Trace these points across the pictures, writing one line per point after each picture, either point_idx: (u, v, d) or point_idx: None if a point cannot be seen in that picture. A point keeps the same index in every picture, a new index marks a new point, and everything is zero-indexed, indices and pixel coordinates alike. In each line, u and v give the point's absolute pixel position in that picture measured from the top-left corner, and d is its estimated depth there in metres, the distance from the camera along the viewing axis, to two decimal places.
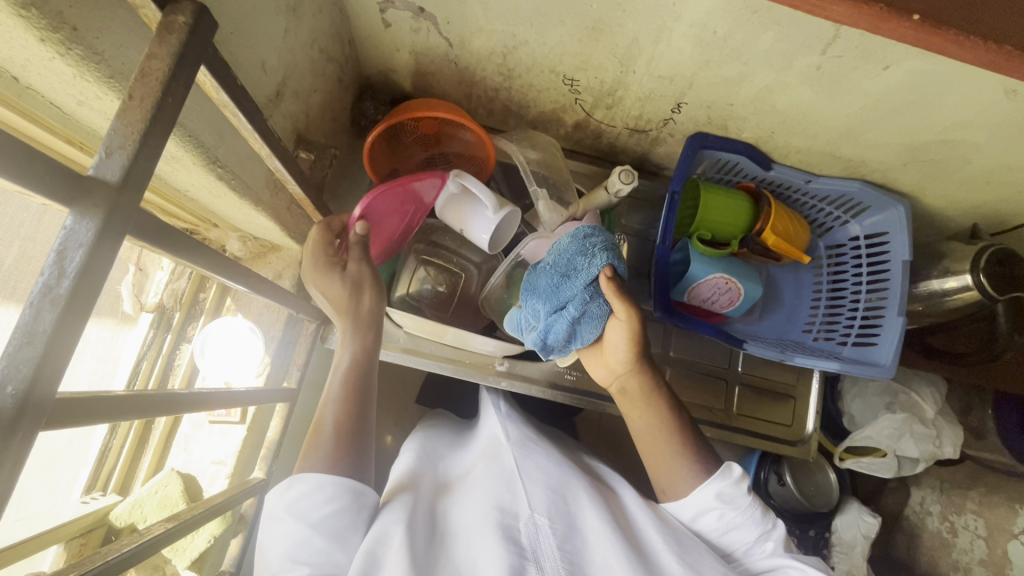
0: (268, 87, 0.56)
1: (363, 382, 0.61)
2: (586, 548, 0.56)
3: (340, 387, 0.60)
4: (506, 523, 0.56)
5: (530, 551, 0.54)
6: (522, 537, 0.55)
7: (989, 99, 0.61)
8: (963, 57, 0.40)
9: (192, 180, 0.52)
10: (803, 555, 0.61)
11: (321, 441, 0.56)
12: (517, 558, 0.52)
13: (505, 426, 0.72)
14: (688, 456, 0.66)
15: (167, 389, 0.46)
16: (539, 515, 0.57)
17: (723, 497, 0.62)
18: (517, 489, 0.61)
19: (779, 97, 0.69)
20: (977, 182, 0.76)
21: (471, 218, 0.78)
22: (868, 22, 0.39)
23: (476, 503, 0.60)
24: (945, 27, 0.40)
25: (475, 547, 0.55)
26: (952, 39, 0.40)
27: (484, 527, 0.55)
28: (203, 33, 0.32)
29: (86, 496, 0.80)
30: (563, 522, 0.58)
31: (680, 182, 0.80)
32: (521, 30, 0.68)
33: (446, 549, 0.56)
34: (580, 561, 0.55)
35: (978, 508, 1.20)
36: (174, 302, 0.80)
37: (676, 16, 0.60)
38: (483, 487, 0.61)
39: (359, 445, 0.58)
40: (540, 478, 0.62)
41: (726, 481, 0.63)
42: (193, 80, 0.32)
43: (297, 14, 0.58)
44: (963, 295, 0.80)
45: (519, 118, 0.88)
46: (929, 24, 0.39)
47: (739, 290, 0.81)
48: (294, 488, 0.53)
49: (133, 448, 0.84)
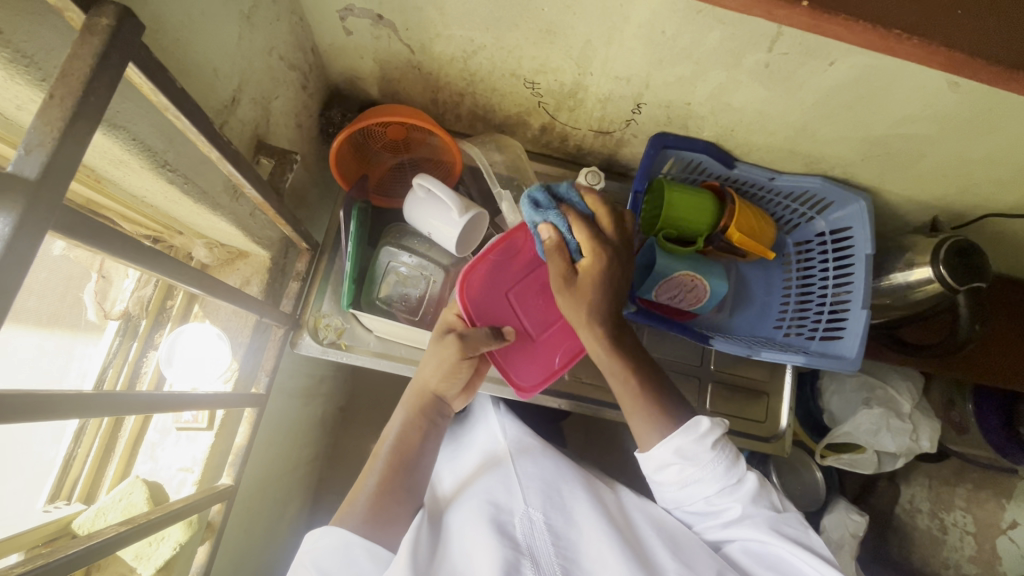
0: (222, 94, 0.56)
1: (408, 456, 0.69)
2: (579, 541, 0.64)
3: (388, 452, 0.69)
4: (499, 517, 0.64)
5: (524, 546, 0.62)
6: (517, 532, 0.63)
7: (934, 92, 0.62)
8: (852, 41, 0.42)
9: (145, 185, 0.53)
10: (770, 522, 0.63)
11: (359, 502, 0.64)
12: (512, 551, 0.60)
13: (504, 433, 0.80)
14: (655, 405, 0.68)
15: (72, 390, 0.45)
16: (534, 510, 0.66)
17: (684, 452, 0.64)
18: (514, 487, 0.69)
19: (734, 96, 0.70)
20: (933, 176, 0.77)
21: (436, 218, 0.79)
22: (763, 9, 0.41)
23: (474, 501, 0.68)
24: (834, 12, 0.42)
25: (471, 537, 0.63)
26: (840, 24, 0.42)
27: (480, 521, 0.63)
28: (128, 36, 0.32)
29: (49, 506, 0.69)
30: (559, 514, 0.66)
31: (644, 181, 0.81)
32: (479, 35, 0.69)
33: (447, 545, 0.65)
34: (574, 554, 0.62)
35: (966, 505, 1.23)
36: (141, 310, 0.76)
37: (626, 17, 0.61)
38: (480, 487, 0.70)
39: (392, 508, 0.64)
40: (533, 476, 0.71)
41: (689, 437, 0.64)
42: (118, 81, 0.32)
43: (252, 22, 0.59)
44: (927, 288, 0.81)
45: (486, 123, 0.89)
46: (819, 11, 0.42)
47: (705, 286, 0.83)
48: (323, 539, 0.59)
49: (100, 456, 0.73)
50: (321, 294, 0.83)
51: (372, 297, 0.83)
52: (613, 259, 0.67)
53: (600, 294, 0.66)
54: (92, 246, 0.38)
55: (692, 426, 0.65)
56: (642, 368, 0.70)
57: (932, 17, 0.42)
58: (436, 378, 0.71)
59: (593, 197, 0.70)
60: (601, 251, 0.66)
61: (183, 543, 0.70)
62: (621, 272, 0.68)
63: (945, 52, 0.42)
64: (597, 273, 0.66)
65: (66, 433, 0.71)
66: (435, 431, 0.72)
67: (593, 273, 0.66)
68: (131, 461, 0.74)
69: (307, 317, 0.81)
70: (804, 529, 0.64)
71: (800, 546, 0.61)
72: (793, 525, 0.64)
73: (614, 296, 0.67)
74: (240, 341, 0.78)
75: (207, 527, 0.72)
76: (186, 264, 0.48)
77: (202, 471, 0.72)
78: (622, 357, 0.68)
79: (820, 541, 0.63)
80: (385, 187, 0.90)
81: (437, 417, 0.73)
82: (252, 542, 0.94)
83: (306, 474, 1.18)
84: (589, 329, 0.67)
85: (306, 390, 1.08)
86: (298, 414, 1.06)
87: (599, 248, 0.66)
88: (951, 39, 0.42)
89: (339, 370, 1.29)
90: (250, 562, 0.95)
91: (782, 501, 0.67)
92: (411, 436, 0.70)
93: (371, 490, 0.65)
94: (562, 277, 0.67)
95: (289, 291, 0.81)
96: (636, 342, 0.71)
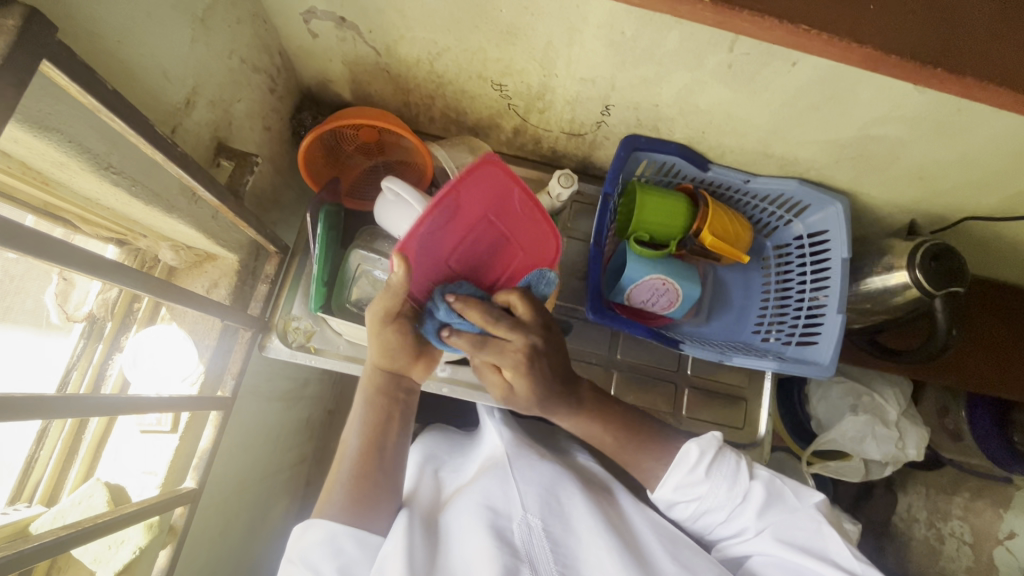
0: (173, 96, 0.57)
1: (373, 440, 0.65)
2: (578, 548, 0.60)
3: (355, 442, 0.65)
4: (497, 523, 0.61)
5: (524, 553, 0.58)
6: (516, 539, 0.60)
7: (899, 93, 0.61)
8: (763, 37, 0.42)
9: (92, 186, 0.53)
10: (790, 536, 0.62)
11: (335, 495, 0.62)
12: (512, 560, 0.57)
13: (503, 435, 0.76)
14: (631, 445, 0.68)
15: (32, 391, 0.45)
16: (533, 516, 0.62)
17: (682, 486, 0.65)
18: (511, 491, 0.65)
19: (700, 97, 0.69)
20: (909, 177, 0.75)
21: (408, 223, 0.76)
22: (666, 6, 0.40)
23: (471, 505, 0.64)
24: (741, 7, 0.40)
25: (471, 545, 0.60)
26: (749, 20, 0.41)
27: (479, 529, 0.60)
28: (37, 38, 0.34)
29: (8, 508, 0.70)
30: (558, 521, 0.62)
31: (614, 183, 0.80)
32: (441, 36, 0.69)
33: (445, 551, 0.61)
34: (571, 557, 0.59)
35: (963, 515, 1.17)
36: (106, 312, 0.77)
37: (583, 18, 0.61)
38: (476, 489, 0.66)
39: (371, 494, 0.62)
40: (532, 479, 0.66)
41: (681, 470, 0.64)
42: (21, 81, 0.33)
43: (207, 25, 0.59)
44: (906, 294, 0.79)
45: (459, 126, 0.88)
46: (727, 7, 0.40)
47: (677, 290, 0.81)
48: (309, 533, 0.59)
49: (62, 458, 0.74)
50: (291, 299, 0.82)
51: (342, 301, 0.81)
52: (532, 361, 0.62)
53: (539, 393, 0.64)
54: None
55: (683, 458, 0.65)
56: (609, 415, 0.69)
57: (848, 13, 0.41)
58: (378, 353, 0.66)
59: (478, 309, 0.60)
60: (518, 367, 0.62)
61: (143, 547, 0.69)
62: (548, 354, 0.63)
63: (861, 49, 0.41)
64: (525, 382, 0.63)
65: (29, 434, 0.72)
66: (395, 406, 0.68)
67: (522, 384, 0.63)
68: (93, 465, 0.74)
69: (277, 320, 0.80)
70: (817, 527, 0.62)
71: (811, 553, 0.60)
72: (803, 526, 0.62)
73: (556, 375, 0.65)
74: (207, 344, 0.78)
75: (170, 531, 0.71)
76: (130, 267, 0.51)
77: (167, 475, 0.72)
78: (593, 418, 0.68)
79: (834, 537, 0.60)
80: (359, 190, 0.89)
81: (396, 392, 0.68)
82: (230, 547, 0.93)
83: (290, 478, 1.17)
84: (545, 412, 0.68)
85: (289, 394, 1.07)
86: (280, 418, 1.05)
87: (514, 364, 0.62)
88: (865, 35, 0.41)
89: (326, 373, 1.28)
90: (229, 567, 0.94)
91: (796, 495, 0.64)
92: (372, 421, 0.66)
93: (346, 485, 0.62)
94: (500, 388, 0.66)
95: (258, 294, 0.81)
96: (599, 391, 0.70)
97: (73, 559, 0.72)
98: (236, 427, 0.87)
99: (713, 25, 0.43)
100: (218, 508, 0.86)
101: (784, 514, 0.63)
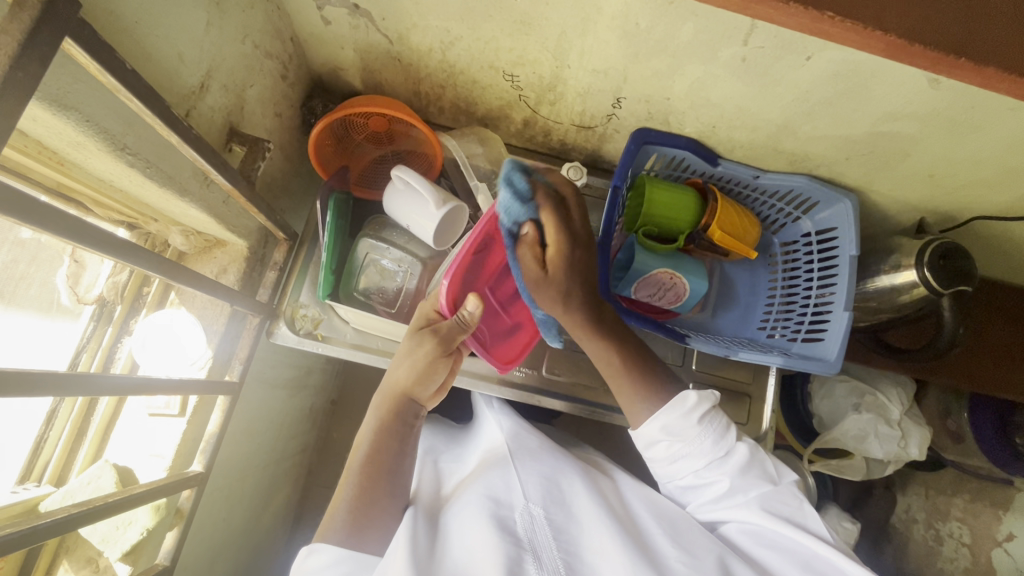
0: (188, 79, 0.57)
1: (387, 464, 0.66)
2: (580, 536, 0.59)
3: (367, 464, 0.65)
4: (499, 513, 0.60)
5: (527, 542, 0.57)
6: (518, 528, 0.59)
7: (914, 89, 0.61)
8: (787, 24, 0.42)
9: (107, 168, 0.54)
10: (781, 508, 0.62)
11: (337, 517, 0.62)
12: (515, 548, 0.55)
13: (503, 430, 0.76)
14: (636, 384, 0.68)
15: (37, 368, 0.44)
16: (535, 504, 0.61)
17: (671, 429, 0.65)
18: (512, 483, 0.65)
19: (713, 90, 0.69)
20: (920, 175, 0.75)
21: (417, 211, 0.74)
22: None
23: (473, 498, 0.63)
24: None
25: (471, 539, 0.58)
26: (772, 6, 0.40)
27: (479, 519, 0.59)
28: (59, 13, 0.34)
29: (17, 487, 0.71)
30: (559, 509, 0.62)
31: (624, 175, 0.79)
32: (454, 25, 0.69)
33: (446, 544, 0.60)
34: (575, 547, 0.58)
35: (963, 516, 1.15)
36: (115, 295, 0.78)
37: (598, 8, 0.61)
38: (478, 482, 0.66)
39: (374, 514, 0.62)
40: (533, 469, 0.67)
41: (674, 413, 0.64)
42: (43, 58, 0.34)
43: (221, 9, 0.59)
44: (913, 292, 0.79)
45: (469, 116, 0.88)
46: None
47: (684, 285, 0.81)
48: (311, 559, 0.57)
49: (71, 439, 0.75)
50: (299, 286, 0.82)
51: (351, 289, 0.79)
52: (580, 243, 0.68)
53: (568, 285, 0.67)
54: (16, 220, 0.38)
55: (679, 402, 0.65)
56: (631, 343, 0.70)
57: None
58: (410, 377, 0.69)
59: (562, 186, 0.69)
60: (565, 239, 0.66)
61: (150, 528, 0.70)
62: (587, 254, 0.68)
63: (886, 38, 0.42)
64: (563, 261, 0.66)
65: (38, 415, 0.73)
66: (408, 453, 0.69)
67: (561, 261, 0.66)
68: (101, 446, 0.76)
69: (285, 307, 0.80)
70: (798, 503, 0.62)
71: (792, 524, 0.60)
72: (787, 501, 0.63)
73: (585, 275, 0.68)
74: (216, 329, 0.78)
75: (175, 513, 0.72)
76: (141, 246, 0.51)
77: (174, 457, 0.73)
78: (602, 337, 0.68)
79: (814, 514, 0.61)
80: (367, 179, 0.89)
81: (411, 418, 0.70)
82: (233, 533, 0.93)
83: (292, 469, 1.17)
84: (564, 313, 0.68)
85: (293, 381, 1.07)
86: (285, 406, 1.05)
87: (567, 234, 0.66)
88: (888, 21, 0.41)
89: (330, 363, 1.28)
90: (232, 551, 0.94)
91: (777, 471, 0.65)
92: (384, 433, 0.67)
93: (347, 507, 0.62)
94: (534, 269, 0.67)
95: (266, 281, 0.80)
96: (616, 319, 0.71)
97: (81, 538, 0.74)
98: (241, 413, 0.87)
99: (734, 11, 0.42)
100: (221, 493, 0.86)
101: (757, 471, 0.64)
